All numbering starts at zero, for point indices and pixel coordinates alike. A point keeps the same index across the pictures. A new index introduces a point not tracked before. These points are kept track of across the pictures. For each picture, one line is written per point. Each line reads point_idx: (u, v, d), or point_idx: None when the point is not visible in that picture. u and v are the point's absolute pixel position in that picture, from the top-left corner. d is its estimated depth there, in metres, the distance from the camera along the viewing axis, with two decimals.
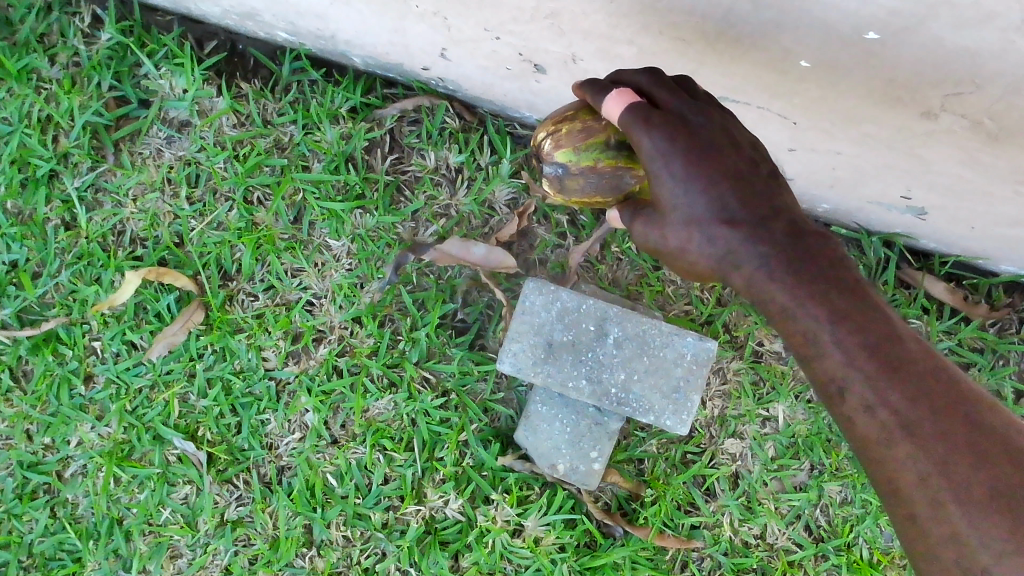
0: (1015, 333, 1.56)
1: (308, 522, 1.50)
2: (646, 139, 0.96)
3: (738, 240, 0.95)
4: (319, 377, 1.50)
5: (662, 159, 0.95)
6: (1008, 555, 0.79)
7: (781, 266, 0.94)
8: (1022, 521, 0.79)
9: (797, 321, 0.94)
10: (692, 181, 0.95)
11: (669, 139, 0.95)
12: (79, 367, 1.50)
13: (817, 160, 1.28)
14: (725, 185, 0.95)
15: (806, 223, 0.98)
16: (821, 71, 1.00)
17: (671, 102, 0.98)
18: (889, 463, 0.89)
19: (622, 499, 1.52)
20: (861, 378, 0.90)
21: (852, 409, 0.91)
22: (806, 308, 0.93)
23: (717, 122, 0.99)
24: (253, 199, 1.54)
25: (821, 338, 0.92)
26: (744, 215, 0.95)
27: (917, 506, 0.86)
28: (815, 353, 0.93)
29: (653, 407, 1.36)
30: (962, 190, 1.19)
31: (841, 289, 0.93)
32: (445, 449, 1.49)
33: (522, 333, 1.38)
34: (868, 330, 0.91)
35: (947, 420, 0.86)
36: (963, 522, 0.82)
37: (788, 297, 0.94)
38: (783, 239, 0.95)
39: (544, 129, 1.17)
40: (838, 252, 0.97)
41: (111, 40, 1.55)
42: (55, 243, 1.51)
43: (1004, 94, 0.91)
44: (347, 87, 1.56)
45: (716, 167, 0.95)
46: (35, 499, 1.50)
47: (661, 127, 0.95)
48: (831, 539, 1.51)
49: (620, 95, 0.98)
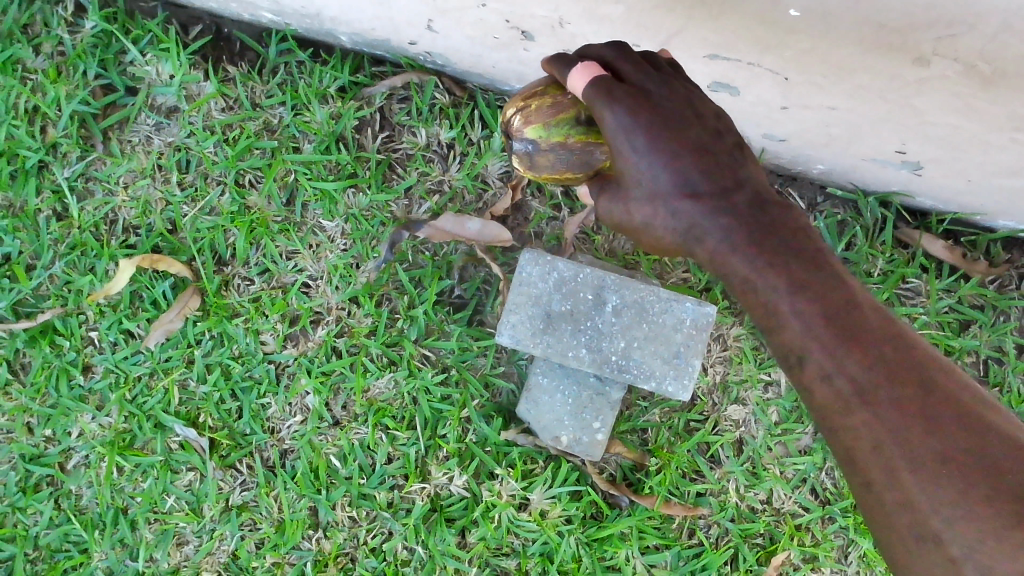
0: (1015, 289, 1.55)
1: (313, 504, 1.50)
2: (609, 114, 0.97)
3: (698, 213, 0.96)
4: (318, 359, 1.50)
5: (625, 133, 0.96)
6: (956, 518, 0.79)
7: (742, 239, 0.95)
8: (973, 486, 0.79)
9: (757, 292, 0.94)
10: (655, 155, 0.96)
11: (632, 114, 0.96)
12: (76, 358, 1.49)
13: (810, 118, 1.27)
14: (687, 158, 0.96)
15: (768, 195, 1.00)
16: (810, 21, 0.99)
17: (636, 76, 0.99)
18: (844, 430, 0.88)
19: (626, 469, 1.51)
20: (819, 349, 0.89)
21: (810, 376, 0.91)
22: (764, 279, 0.93)
23: (680, 96, 1.00)
24: (244, 182, 1.54)
25: (780, 309, 0.92)
26: (706, 188, 0.96)
27: (872, 474, 0.86)
28: (774, 324, 0.94)
29: (655, 373, 1.36)
30: (957, 140, 1.19)
31: (799, 258, 0.94)
32: (447, 426, 1.49)
33: (519, 304, 1.37)
34: (827, 300, 0.91)
35: (903, 388, 0.86)
36: (914, 486, 0.82)
37: (747, 269, 0.94)
38: (744, 210, 0.97)
39: (513, 106, 1.16)
40: (799, 224, 0.98)
41: (96, 27, 1.53)
42: (47, 234, 1.50)
43: (996, 33, 0.91)
44: (334, 66, 1.55)
45: (678, 142, 0.96)
46: (38, 492, 1.49)
47: (624, 101, 0.96)
48: (837, 501, 1.51)
49: (584, 69, 0.99)
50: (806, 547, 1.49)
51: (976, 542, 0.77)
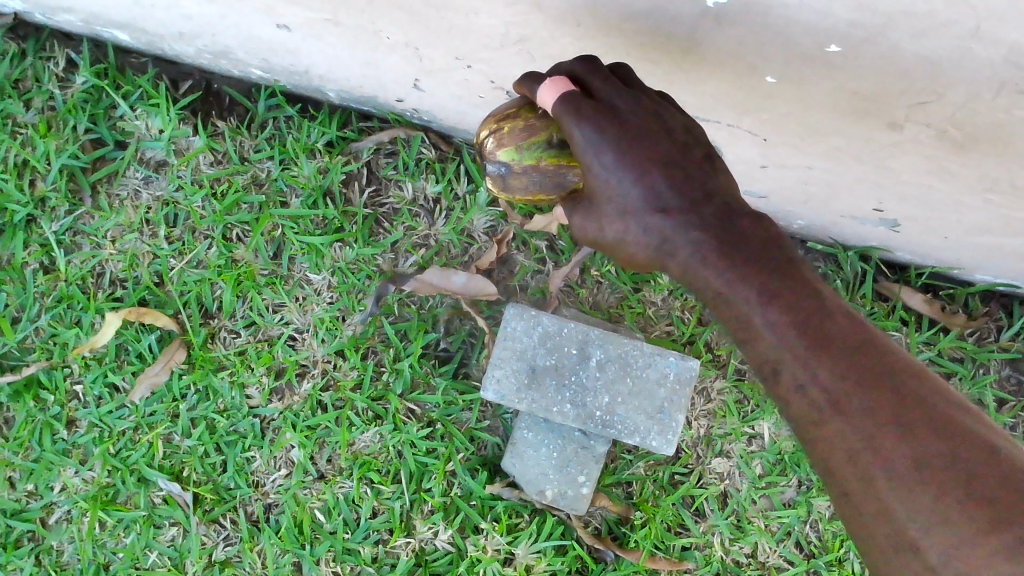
0: (994, 342, 1.57)
1: (297, 559, 1.49)
2: (577, 131, 0.93)
3: (670, 229, 0.93)
4: (303, 413, 1.50)
5: (593, 150, 0.93)
6: (933, 527, 0.78)
7: (713, 253, 0.91)
8: (946, 492, 0.78)
9: (730, 306, 0.91)
10: (623, 171, 0.93)
11: (600, 131, 0.92)
12: (61, 412, 1.49)
13: (790, 176, 1.29)
14: (656, 172, 0.93)
15: (741, 206, 0.95)
16: (786, 86, 1.02)
17: (605, 92, 0.95)
18: (821, 441, 0.86)
19: (611, 524, 1.51)
20: (792, 358, 0.87)
21: (786, 388, 0.88)
22: (737, 292, 0.90)
23: (647, 109, 0.95)
24: (231, 236, 1.54)
25: (754, 321, 0.89)
26: (676, 202, 0.93)
27: (849, 484, 0.85)
28: (749, 337, 0.91)
29: (639, 428, 1.37)
30: (932, 199, 1.21)
31: (772, 268, 0.91)
32: (432, 479, 1.49)
33: (503, 359, 1.38)
34: (799, 309, 0.88)
35: (877, 395, 0.83)
36: (889, 494, 0.81)
37: (720, 283, 0.91)
38: (716, 223, 0.93)
39: (486, 128, 1.15)
40: (771, 233, 0.94)
41: (86, 83, 1.55)
42: (33, 287, 1.51)
43: (965, 101, 0.93)
44: (322, 122, 1.58)
45: (646, 155, 0.92)
46: (19, 548, 1.48)
47: (592, 118, 0.92)
48: (822, 555, 1.51)
49: (553, 84, 0.95)
50: None
51: (952, 552, 0.76)
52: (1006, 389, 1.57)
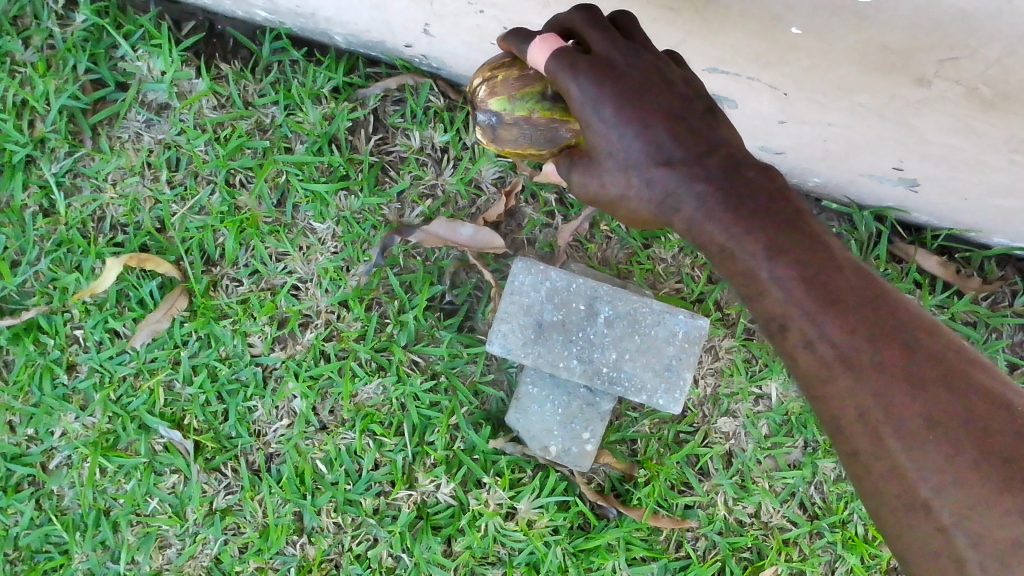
0: (1007, 306, 1.55)
1: (297, 509, 1.48)
2: (573, 86, 0.89)
3: (673, 182, 0.88)
4: (306, 362, 1.48)
5: (592, 105, 0.89)
6: (947, 487, 0.77)
7: (719, 205, 0.87)
8: (961, 452, 0.77)
9: (735, 260, 0.87)
10: (624, 125, 0.88)
11: (597, 84, 0.88)
12: (61, 356, 1.48)
13: (808, 133, 1.26)
14: (658, 124, 0.88)
15: (746, 156, 0.90)
16: (811, 38, 0.98)
17: (602, 45, 0.91)
18: (829, 398, 0.84)
19: (615, 480, 1.50)
20: (800, 314, 0.84)
21: (793, 344, 0.85)
22: (742, 246, 0.86)
23: (646, 61, 0.91)
24: (235, 182, 1.52)
25: (760, 276, 0.85)
26: (679, 154, 0.88)
27: (857, 442, 0.82)
28: (754, 292, 0.87)
29: (646, 386, 1.35)
30: (956, 159, 1.18)
31: (779, 220, 0.86)
32: (435, 433, 1.47)
33: (510, 314, 1.36)
34: (807, 264, 0.84)
35: (886, 350, 0.81)
36: (901, 453, 0.79)
37: (726, 237, 0.87)
38: (721, 175, 0.88)
39: (480, 75, 1.11)
40: (777, 183, 0.89)
41: (86, 21, 1.51)
42: (33, 230, 1.48)
43: (999, 58, 0.89)
44: (329, 66, 1.53)
45: (648, 108, 0.88)
46: (19, 492, 1.47)
47: (588, 72, 0.88)
48: (825, 516, 1.50)
49: (544, 42, 0.91)
50: (792, 562, 1.49)
51: (966, 513, 0.76)
52: (1018, 354, 1.55)
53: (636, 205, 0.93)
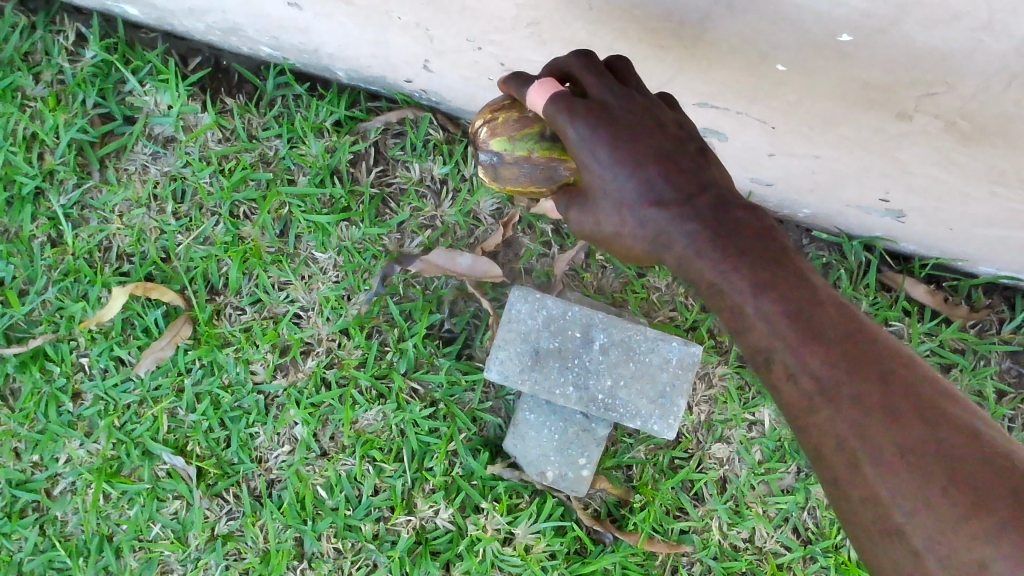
0: (995, 334, 1.58)
1: (298, 534, 1.50)
2: (570, 128, 0.93)
3: (664, 220, 0.92)
4: (308, 390, 1.51)
5: (588, 147, 0.93)
6: (917, 513, 0.77)
7: (708, 243, 0.91)
8: (930, 479, 0.77)
9: (723, 296, 0.91)
10: (618, 166, 0.93)
11: (592, 127, 0.92)
12: (66, 384, 1.50)
13: (796, 165, 1.30)
14: (651, 166, 0.92)
15: (735, 197, 0.96)
16: (797, 75, 1.02)
17: (597, 89, 0.95)
18: (812, 429, 0.86)
19: (611, 505, 1.52)
20: (783, 347, 0.87)
21: (778, 377, 0.88)
22: (728, 283, 0.90)
23: (640, 105, 0.95)
24: (239, 213, 1.55)
25: (747, 312, 0.89)
26: (671, 194, 0.92)
27: (838, 471, 0.84)
28: (742, 328, 0.91)
29: (640, 412, 1.37)
30: (939, 190, 1.22)
31: (764, 258, 0.90)
32: (434, 458, 1.50)
33: (507, 341, 1.39)
34: (791, 299, 0.88)
35: (863, 381, 0.83)
36: (876, 481, 0.80)
37: (714, 274, 0.91)
38: (711, 214, 0.92)
39: (480, 117, 1.16)
40: (765, 225, 0.94)
41: (96, 57, 1.56)
42: (41, 260, 1.52)
43: (975, 94, 0.93)
44: (331, 101, 1.58)
45: (640, 149, 0.92)
46: (23, 518, 1.49)
47: (584, 115, 0.92)
48: (819, 541, 1.52)
49: (542, 87, 0.95)
50: None
51: (935, 537, 0.75)
52: (1006, 381, 1.58)
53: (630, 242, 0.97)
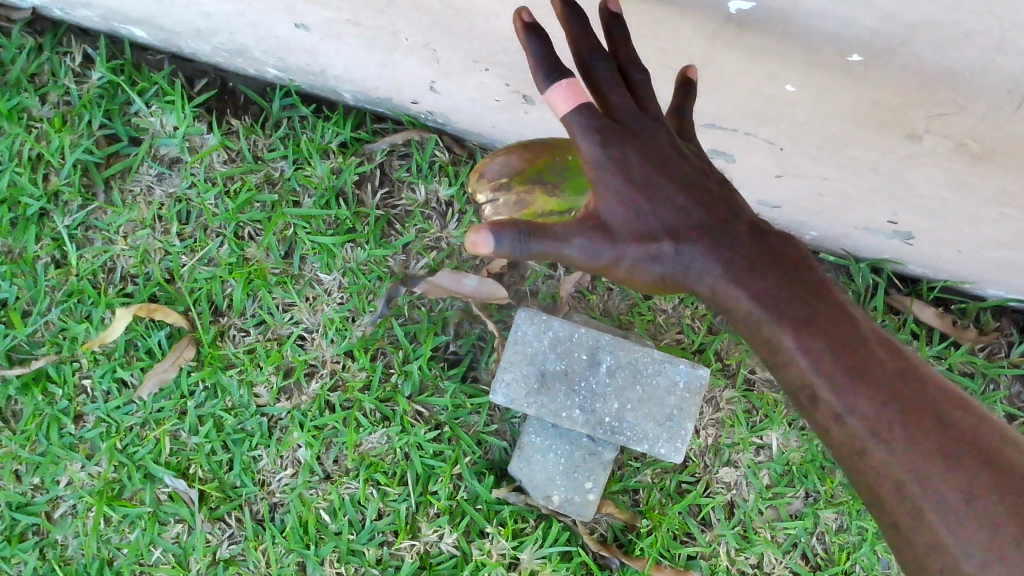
0: (1004, 357, 1.58)
1: (301, 559, 1.48)
2: (597, 148, 0.88)
3: (702, 252, 0.90)
4: (311, 413, 1.49)
5: (614, 167, 0.88)
6: (990, 562, 0.76)
7: (746, 276, 0.89)
8: (999, 526, 0.76)
9: (765, 332, 0.89)
10: (651, 197, 0.89)
11: (621, 150, 0.88)
12: (68, 406, 1.49)
13: (804, 187, 1.29)
14: (680, 195, 0.90)
15: (768, 226, 0.94)
16: (806, 95, 1.01)
17: (621, 103, 0.90)
18: (866, 471, 0.85)
19: (617, 531, 1.50)
20: (829, 386, 0.85)
21: (827, 417, 0.86)
22: (770, 320, 0.88)
23: (665, 129, 0.92)
24: (243, 234, 1.55)
25: (789, 349, 0.87)
26: (707, 226, 0.90)
27: (898, 516, 0.83)
28: (785, 364, 0.89)
29: (647, 435, 1.36)
30: (947, 212, 1.21)
31: (804, 294, 0.88)
32: (439, 482, 1.48)
33: (513, 363, 1.37)
34: (835, 337, 0.86)
35: (916, 423, 0.82)
36: (941, 528, 0.79)
37: (753, 308, 0.89)
38: (747, 247, 0.90)
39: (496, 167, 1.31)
40: (801, 256, 0.92)
41: (102, 78, 1.56)
42: (45, 281, 1.51)
43: (986, 114, 0.93)
44: (337, 122, 1.58)
45: (671, 179, 0.90)
46: (23, 542, 1.47)
47: (613, 139, 0.88)
48: (828, 567, 1.50)
49: (570, 87, 0.86)
50: None
51: None
52: (1015, 405, 1.57)
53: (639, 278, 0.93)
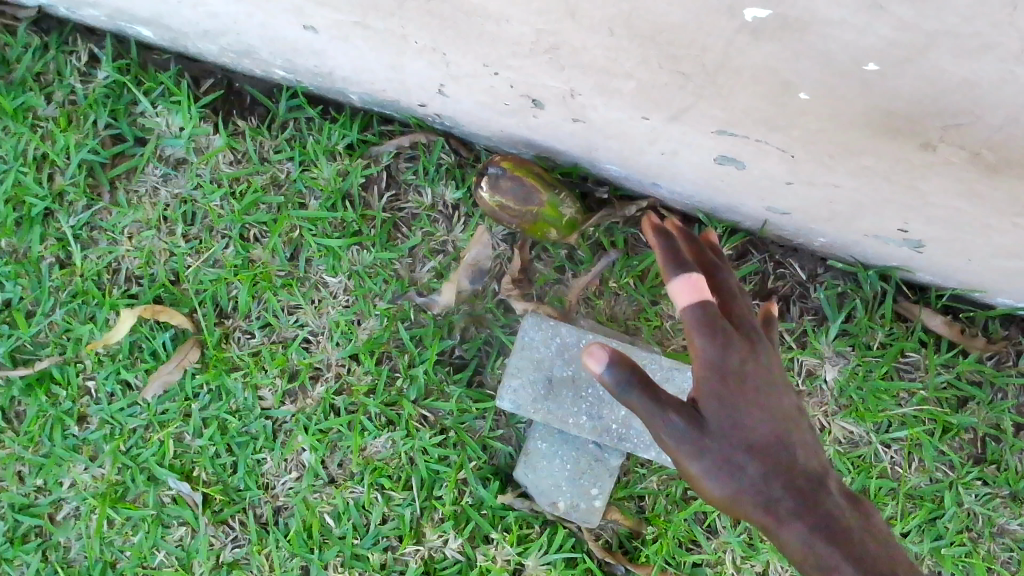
0: (1013, 366, 1.55)
1: (304, 564, 1.47)
2: (700, 340, 0.98)
3: (751, 456, 0.96)
4: (316, 416, 1.49)
5: (711, 368, 0.98)
6: None
7: (781, 478, 0.96)
8: None
9: (786, 530, 0.95)
10: (719, 406, 0.98)
11: (724, 358, 0.98)
12: (72, 408, 1.49)
13: (815, 194, 1.28)
14: (735, 405, 0.98)
15: (807, 443, 1.02)
16: (820, 104, 1.00)
17: (727, 290, 1.07)
18: None
19: (622, 537, 1.50)
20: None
21: None
22: (801, 520, 0.94)
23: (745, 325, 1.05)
24: (249, 236, 1.54)
25: (813, 548, 0.93)
26: (753, 433, 0.97)
27: None
28: (805, 562, 0.94)
29: (655, 443, 1.35)
30: (959, 221, 1.20)
31: (832, 505, 0.96)
32: (444, 487, 1.48)
33: (520, 369, 1.37)
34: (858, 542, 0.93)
35: None
36: None
37: (778, 500, 0.95)
38: (785, 454, 0.98)
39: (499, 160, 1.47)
40: (828, 472, 1.00)
41: (108, 78, 1.56)
42: (49, 281, 1.50)
43: (1002, 124, 0.92)
44: (344, 124, 1.57)
45: (735, 392, 0.98)
46: (26, 543, 1.47)
47: (719, 340, 0.98)
48: None
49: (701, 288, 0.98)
50: None
51: None
52: None
53: (714, 488, 0.97)
